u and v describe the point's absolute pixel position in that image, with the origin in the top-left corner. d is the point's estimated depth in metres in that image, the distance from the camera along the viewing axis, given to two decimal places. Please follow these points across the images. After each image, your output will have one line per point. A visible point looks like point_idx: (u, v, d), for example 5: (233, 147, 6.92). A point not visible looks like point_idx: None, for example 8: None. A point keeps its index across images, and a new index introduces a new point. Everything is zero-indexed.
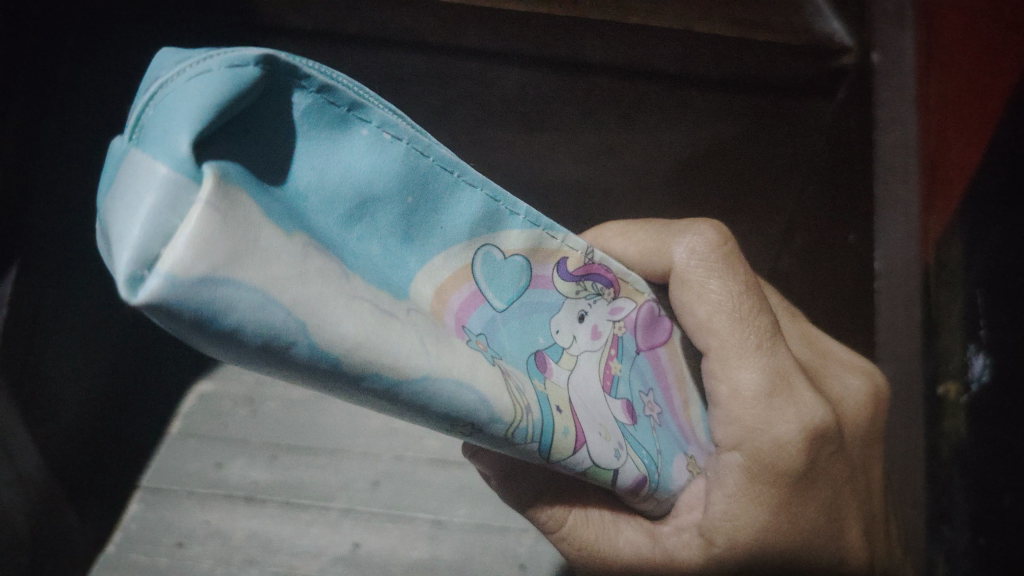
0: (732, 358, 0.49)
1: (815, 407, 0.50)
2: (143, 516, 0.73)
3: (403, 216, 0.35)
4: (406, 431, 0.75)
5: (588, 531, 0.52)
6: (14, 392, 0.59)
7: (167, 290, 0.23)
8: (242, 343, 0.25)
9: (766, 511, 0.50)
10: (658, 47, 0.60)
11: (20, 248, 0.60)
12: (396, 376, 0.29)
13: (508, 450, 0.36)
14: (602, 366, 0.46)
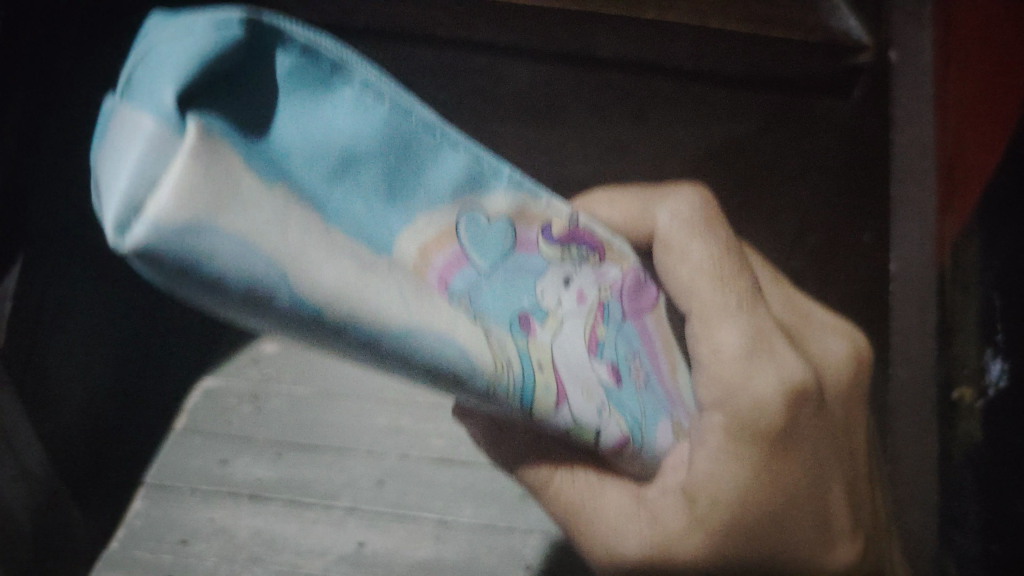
0: (714, 316, 0.52)
1: (794, 368, 0.51)
2: (146, 514, 0.72)
3: (386, 175, 0.36)
4: (412, 430, 0.75)
5: (571, 494, 0.51)
6: (15, 384, 0.58)
7: (152, 235, 0.24)
8: (224, 290, 0.25)
9: (748, 470, 0.50)
10: (672, 43, 0.60)
11: (22, 242, 0.58)
12: (379, 327, 0.29)
13: (489, 403, 0.36)
14: (588, 329, 0.47)
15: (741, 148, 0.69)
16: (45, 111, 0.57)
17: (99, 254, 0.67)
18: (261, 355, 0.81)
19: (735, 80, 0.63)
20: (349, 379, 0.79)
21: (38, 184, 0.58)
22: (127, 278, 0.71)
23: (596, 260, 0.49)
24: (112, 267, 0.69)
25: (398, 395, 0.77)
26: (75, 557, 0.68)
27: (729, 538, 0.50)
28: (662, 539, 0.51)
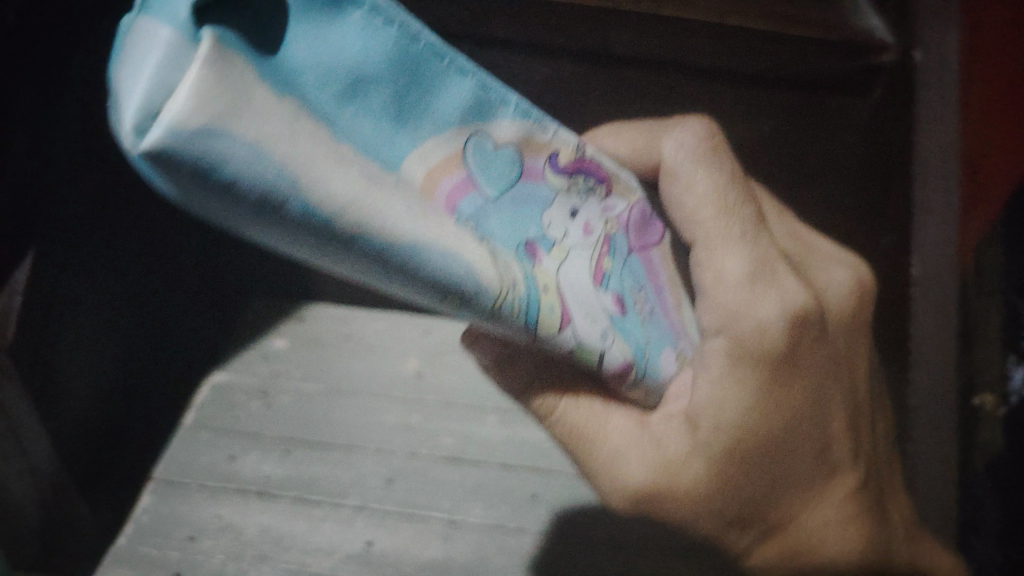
0: (716, 245, 0.49)
1: (798, 296, 0.49)
2: (154, 509, 0.70)
3: (395, 97, 0.38)
4: (421, 429, 0.74)
5: (576, 419, 0.49)
6: (24, 380, 0.60)
7: (169, 139, 0.24)
8: (239, 198, 0.25)
9: (749, 393, 0.48)
10: (692, 41, 0.61)
11: (32, 237, 0.58)
12: (389, 241, 0.29)
13: (497, 326, 0.36)
14: (595, 261, 0.46)
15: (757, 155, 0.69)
16: (53, 103, 0.57)
17: (110, 246, 0.67)
18: (271, 351, 0.82)
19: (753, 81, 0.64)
20: (356, 376, 0.80)
21: (44, 180, 0.58)
22: (139, 272, 0.71)
23: (600, 194, 0.49)
24: (125, 262, 0.70)
25: (407, 393, 0.77)
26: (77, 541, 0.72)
27: (731, 463, 0.49)
28: (666, 465, 0.50)
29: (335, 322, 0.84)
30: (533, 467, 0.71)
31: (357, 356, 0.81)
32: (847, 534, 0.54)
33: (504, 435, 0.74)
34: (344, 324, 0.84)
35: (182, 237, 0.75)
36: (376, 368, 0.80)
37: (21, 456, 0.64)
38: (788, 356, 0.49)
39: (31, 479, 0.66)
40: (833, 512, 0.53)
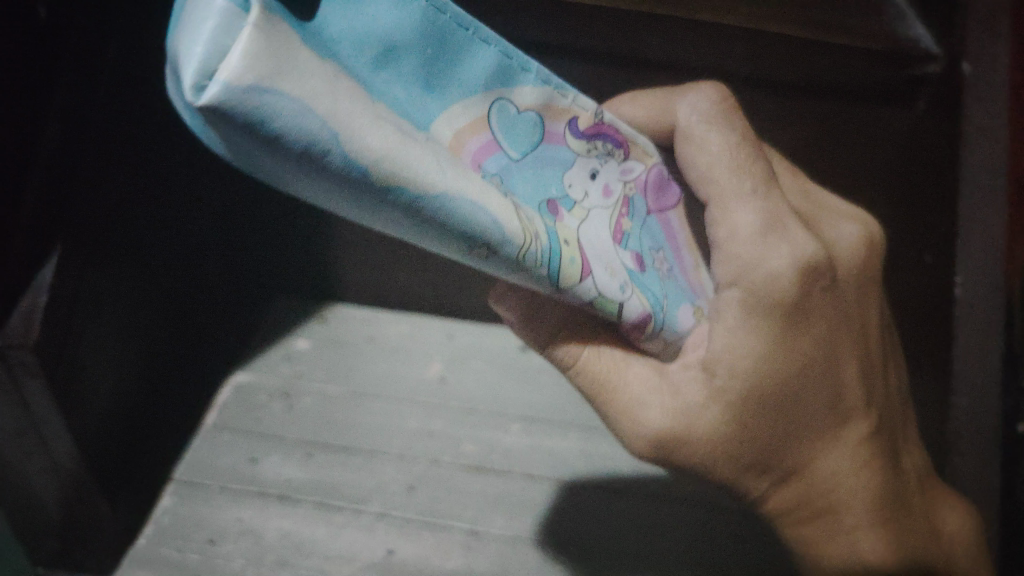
0: (730, 202, 0.49)
1: (810, 245, 0.48)
2: (175, 512, 0.70)
3: (423, 65, 0.41)
4: (443, 435, 0.73)
5: (598, 367, 0.51)
6: (49, 375, 0.59)
7: (226, 94, 0.29)
8: (285, 146, 0.31)
9: (763, 341, 0.48)
10: (726, 45, 0.59)
11: (62, 231, 0.59)
12: (414, 187, 0.34)
13: (517, 274, 0.40)
14: (613, 221, 0.48)
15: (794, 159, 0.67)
16: (85, 100, 0.59)
17: (139, 244, 0.67)
18: (294, 351, 0.82)
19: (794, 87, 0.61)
20: (379, 378, 0.79)
21: (77, 180, 0.59)
22: (162, 258, 0.71)
23: (621, 157, 0.49)
24: (144, 258, 0.69)
25: (432, 397, 0.77)
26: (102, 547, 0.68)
27: (749, 409, 0.50)
28: (684, 412, 0.50)
29: (357, 322, 0.85)
30: (556, 477, 0.70)
31: (380, 358, 0.81)
32: (860, 483, 0.54)
33: (527, 444, 0.73)
34: (366, 326, 0.84)
35: (200, 232, 0.76)
36: (399, 371, 0.79)
37: (46, 454, 0.64)
38: (798, 304, 0.49)
39: (54, 477, 0.65)
40: (856, 479, 0.54)
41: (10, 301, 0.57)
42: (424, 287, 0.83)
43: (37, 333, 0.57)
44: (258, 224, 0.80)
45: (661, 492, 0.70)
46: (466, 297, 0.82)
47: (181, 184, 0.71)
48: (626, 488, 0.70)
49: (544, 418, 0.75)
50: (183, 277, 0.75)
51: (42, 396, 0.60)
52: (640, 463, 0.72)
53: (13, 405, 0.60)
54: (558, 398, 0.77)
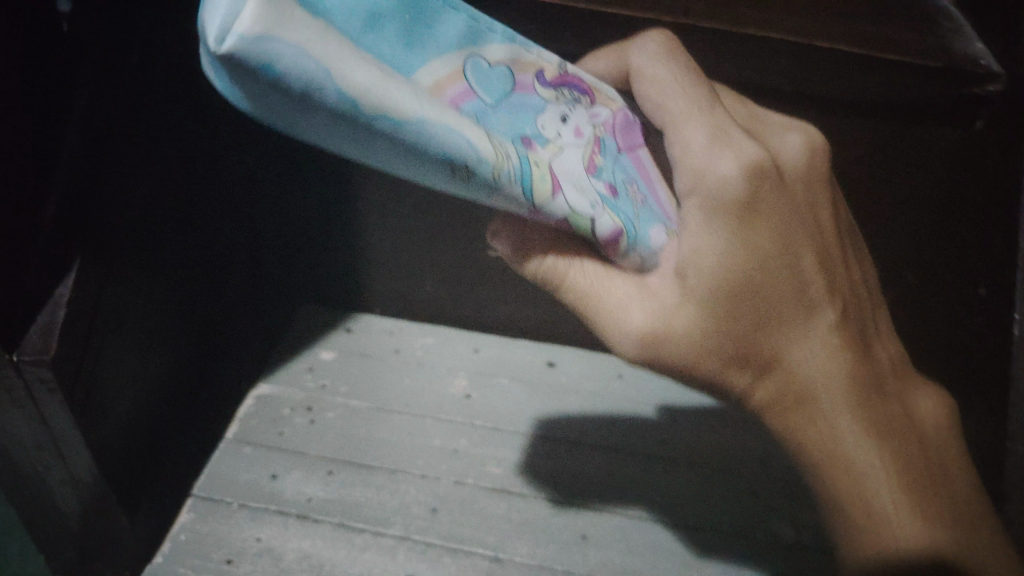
0: (680, 120, 0.49)
1: (755, 149, 0.47)
2: (192, 528, 0.66)
3: (404, 28, 0.44)
4: (469, 455, 0.72)
5: (583, 282, 0.49)
6: (68, 392, 0.58)
7: (239, 44, 0.30)
8: (290, 87, 0.32)
9: (726, 244, 0.47)
10: (778, 64, 0.57)
11: (83, 245, 0.58)
12: (401, 117, 0.35)
13: (497, 196, 0.42)
14: (588, 156, 0.49)
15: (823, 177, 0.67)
16: (108, 107, 0.59)
17: (155, 254, 0.67)
18: (318, 362, 0.81)
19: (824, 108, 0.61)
20: (404, 394, 0.78)
21: (96, 185, 0.59)
22: (183, 262, 0.72)
23: (587, 103, 0.52)
24: (162, 274, 0.69)
25: (456, 413, 0.76)
26: (114, 553, 0.70)
27: (724, 311, 0.48)
28: (666, 313, 0.49)
29: (383, 333, 0.86)
30: (584, 504, 0.68)
31: (406, 374, 0.80)
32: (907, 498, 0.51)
33: (554, 466, 0.71)
34: (389, 338, 0.85)
35: (224, 241, 0.78)
36: (425, 387, 0.79)
37: (65, 468, 0.64)
38: (750, 206, 0.47)
39: (72, 488, 0.65)
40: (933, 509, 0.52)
41: (28, 319, 0.56)
42: (449, 301, 0.86)
43: (55, 347, 0.55)
44: (286, 234, 0.84)
45: (692, 524, 0.68)
46: (492, 309, 0.86)
47: (201, 198, 0.72)
48: (656, 519, 0.68)
49: (572, 441, 0.74)
50: (203, 283, 0.76)
51: (61, 412, 0.59)
52: (670, 493, 0.70)
53: (29, 413, 0.59)
54: (584, 420, 0.76)
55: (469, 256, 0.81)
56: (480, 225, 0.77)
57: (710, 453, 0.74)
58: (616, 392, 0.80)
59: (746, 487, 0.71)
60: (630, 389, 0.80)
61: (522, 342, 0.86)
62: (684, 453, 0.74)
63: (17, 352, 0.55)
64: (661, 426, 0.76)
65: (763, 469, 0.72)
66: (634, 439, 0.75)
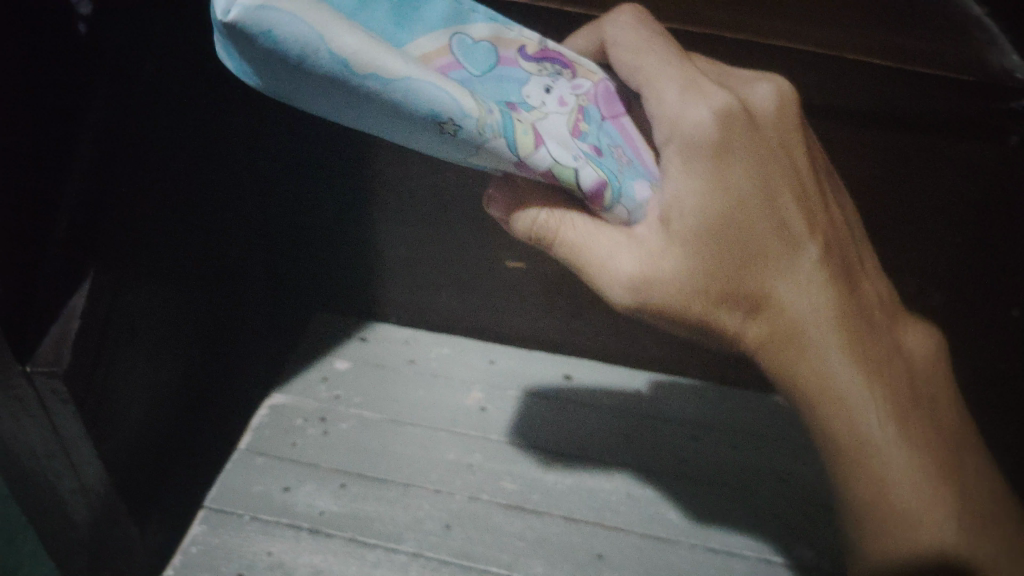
0: (653, 80, 0.50)
1: (724, 95, 0.49)
2: (205, 540, 0.64)
3: (393, 8, 0.46)
4: (483, 470, 0.71)
5: (573, 236, 0.50)
6: (78, 403, 0.58)
7: (240, 12, 0.34)
8: (286, 51, 0.36)
9: (705, 184, 0.49)
10: (802, 77, 0.57)
11: (96, 260, 0.58)
12: (387, 76, 0.39)
13: (486, 151, 0.44)
14: (572, 122, 0.51)
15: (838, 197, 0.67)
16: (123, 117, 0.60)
17: (166, 263, 0.67)
18: (332, 372, 0.81)
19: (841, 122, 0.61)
20: (418, 407, 0.77)
21: (109, 204, 0.59)
22: (195, 271, 0.72)
23: (568, 75, 0.53)
24: (175, 286, 0.69)
25: (471, 427, 0.75)
26: (128, 557, 0.70)
27: (710, 254, 0.50)
28: (660, 260, 0.50)
29: (398, 343, 0.85)
30: (600, 522, 0.68)
31: (421, 385, 0.80)
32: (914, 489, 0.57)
33: (570, 483, 0.71)
34: (405, 348, 0.84)
35: (238, 248, 0.78)
36: (439, 398, 0.78)
37: (75, 478, 0.63)
38: (722, 147, 0.49)
39: (82, 497, 0.65)
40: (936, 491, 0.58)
41: (42, 330, 0.56)
42: (464, 310, 0.87)
43: (68, 359, 0.55)
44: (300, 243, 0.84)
45: (711, 545, 0.67)
46: (508, 320, 0.86)
47: (214, 210, 0.73)
48: (673, 538, 0.67)
49: (587, 457, 0.73)
50: (215, 292, 0.77)
51: (73, 421, 0.59)
52: (688, 510, 0.69)
53: (40, 421, 0.58)
54: (605, 436, 0.76)
55: (484, 268, 0.81)
56: (497, 237, 0.77)
57: (727, 472, 0.74)
58: (632, 406, 0.80)
59: (764, 507, 0.70)
60: (646, 404, 0.80)
61: (536, 351, 0.87)
62: (700, 472, 0.73)
63: (30, 363, 0.55)
64: (684, 444, 0.76)
65: (779, 489, 0.72)
66: (650, 455, 0.74)
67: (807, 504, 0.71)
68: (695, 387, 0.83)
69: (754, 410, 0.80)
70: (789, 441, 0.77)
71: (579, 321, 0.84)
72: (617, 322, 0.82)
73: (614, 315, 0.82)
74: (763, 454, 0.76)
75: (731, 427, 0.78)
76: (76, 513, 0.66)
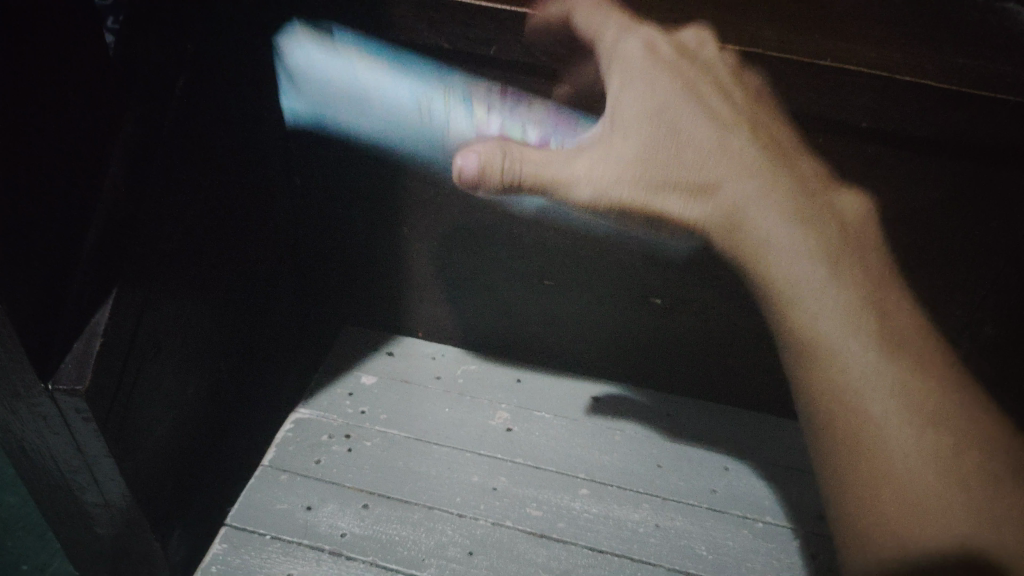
0: (606, 32, 0.56)
1: (655, 31, 0.56)
2: (225, 559, 0.63)
3: None
4: (510, 495, 0.70)
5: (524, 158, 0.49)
6: (102, 422, 0.57)
7: None
8: None
9: (638, 82, 0.52)
10: (852, 99, 0.57)
11: (119, 276, 0.57)
12: None
13: None
14: (527, 130, 0.62)
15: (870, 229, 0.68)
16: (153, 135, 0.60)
17: (192, 277, 0.66)
18: (359, 387, 0.80)
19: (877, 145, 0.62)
20: (441, 425, 0.77)
21: (135, 226, 0.58)
22: (221, 282, 0.72)
23: None
24: (198, 301, 0.68)
25: (497, 449, 0.75)
26: (150, 567, 0.70)
27: (651, 149, 0.50)
28: (604, 158, 0.50)
29: (425, 358, 0.86)
30: (628, 555, 0.66)
31: (446, 405, 0.79)
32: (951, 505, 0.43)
33: (596, 512, 0.69)
34: (431, 364, 0.85)
35: (269, 258, 0.79)
36: (464, 416, 0.78)
37: (100, 493, 0.63)
38: (655, 59, 0.53)
39: (107, 510, 0.64)
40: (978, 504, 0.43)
41: (67, 348, 0.55)
42: (491, 326, 0.87)
43: (91, 378, 0.54)
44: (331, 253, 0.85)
45: None
46: (533, 338, 0.87)
47: (239, 223, 0.72)
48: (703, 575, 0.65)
49: (614, 484, 0.72)
50: (241, 303, 0.76)
51: (96, 441, 0.58)
52: (713, 540, 0.68)
53: (65, 439, 0.58)
54: (633, 461, 0.75)
55: (514, 284, 0.82)
56: (528, 252, 0.78)
57: (759, 504, 0.72)
58: (663, 429, 0.79)
59: (798, 545, 0.68)
60: (678, 428, 0.80)
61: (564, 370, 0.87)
62: (732, 504, 0.72)
63: (51, 382, 0.54)
64: (715, 473, 0.75)
65: (815, 527, 0.70)
66: (680, 483, 0.73)
67: None
68: (724, 414, 0.82)
69: (784, 441, 0.79)
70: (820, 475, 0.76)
71: (608, 339, 0.84)
72: (646, 342, 0.83)
73: (645, 333, 0.82)
74: (796, 487, 0.74)
75: (762, 456, 0.77)
76: (98, 523, 0.66)
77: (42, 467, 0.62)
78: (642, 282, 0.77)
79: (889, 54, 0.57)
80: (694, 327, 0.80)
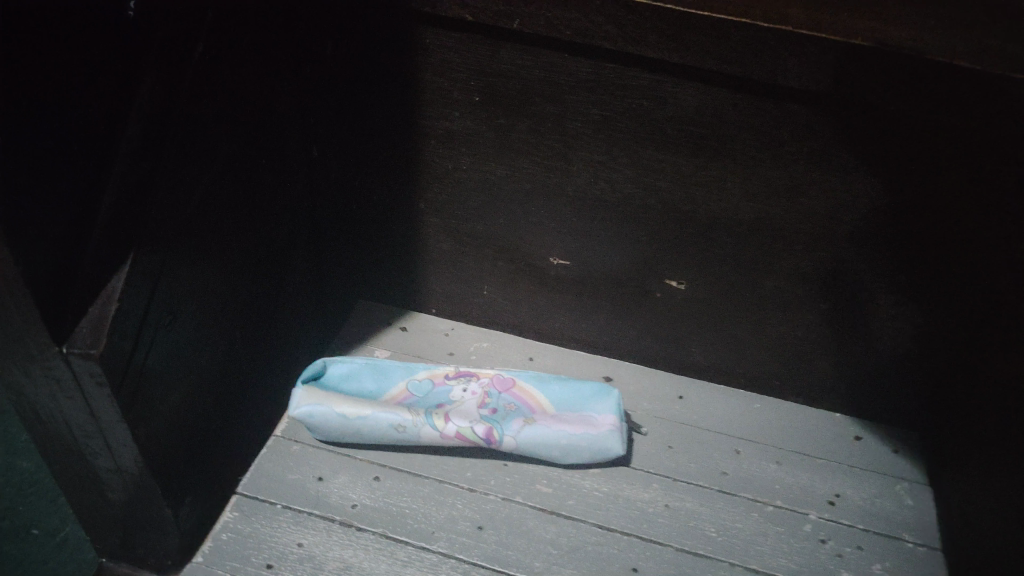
0: None
1: None
2: (235, 528, 0.63)
3: None
4: (520, 471, 0.70)
5: None
6: (116, 388, 0.57)
7: None
8: None
9: None
10: (871, 73, 0.59)
11: (135, 242, 0.57)
12: None
13: None
14: (479, 399, 0.74)
15: (888, 216, 0.67)
16: (167, 104, 0.60)
17: (206, 244, 0.66)
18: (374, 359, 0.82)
19: (897, 125, 0.62)
20: None
21: (149, 197, 0.59)
22: (237, 250, 0.72)
23: None
24: (211, 270, 0.68)
25: None
26: (160, 533, 0.71)
27: None
28: None
29: (438, 333, 0.87)
30: (636, 534, 0.66)
31: None
32: None
33: (607, 491, 0.69)
34: (443, 340, 0.86)
35: (285, 231, 0.80)
36: None
37: (112, 458, 0.63)
38: None
39: (119, 476, 0.65)
40: None
41: (81, 312, 0.55)
42: (505, 305, 0.87)
43: (105, 342, 0.54)
44: (347, 225, 0.86)
45: (751, 566, 0.65)
46: (548, 319, 0.87)
47: (254, 192, 0.72)
48: (712, 556, 0.65)
49: (624, 464, 0.72)
50: (257, 271, 0.77)
51: (109, 407, 0.58)
52: (723, 524, 0.68)
53: (79, 405, 0.58)
54: (643, 442, 0.75)
55: (531, 262, 0.82)
56: (544, 225, 0.79)
57: (770, 488, 0.72)
58: (673, 412, 0.79)
59: (809, 529, 0.68)
60: (689, 411, 0.80)
61: (576, 351, 0.87)
62: (742, 487, 0.72)
63: (67, 345, 0.54)
64: (725, 456, 0.75)
65: (825, 513, 0.70)
66: (690, 465, 0.73)
67: (853, 529, 0.69)
68: (737, 399, 0.82)
69: (796, 429, 0.79)
70: (832, 462, 0.75)
71: (622, 321, 0.84)
72: (660, 325, 0.83)
73: (660, 315, 0.82)
74: (808, 473, 0.74)
75: (774, 441, 0.77)
76: (110, 488, 0.66)
77: (55, 431, 0.62)
78: (659, 257, 0.77)
79: (904, 33, 0.59)
80: (708, 311, 0.80)
